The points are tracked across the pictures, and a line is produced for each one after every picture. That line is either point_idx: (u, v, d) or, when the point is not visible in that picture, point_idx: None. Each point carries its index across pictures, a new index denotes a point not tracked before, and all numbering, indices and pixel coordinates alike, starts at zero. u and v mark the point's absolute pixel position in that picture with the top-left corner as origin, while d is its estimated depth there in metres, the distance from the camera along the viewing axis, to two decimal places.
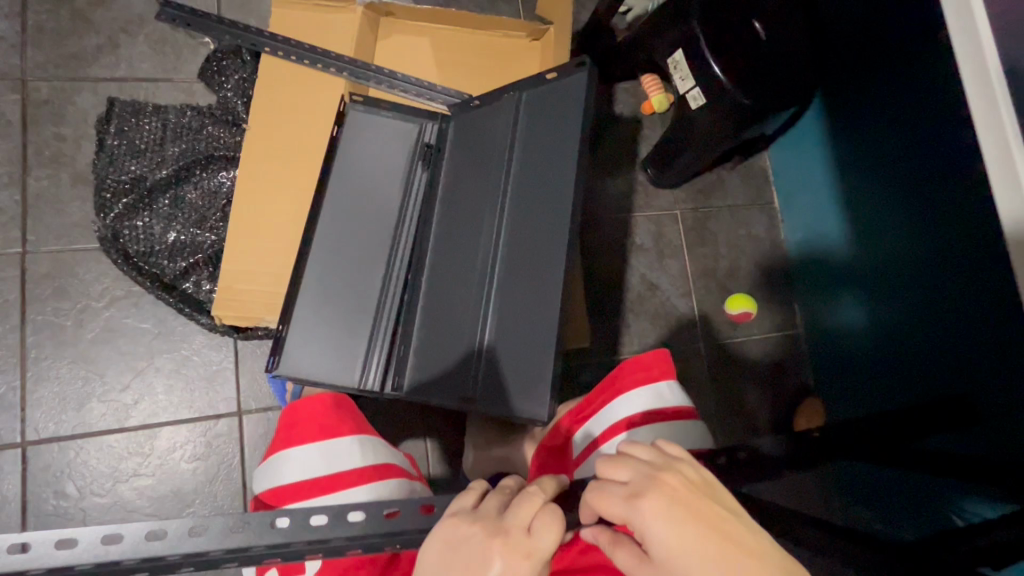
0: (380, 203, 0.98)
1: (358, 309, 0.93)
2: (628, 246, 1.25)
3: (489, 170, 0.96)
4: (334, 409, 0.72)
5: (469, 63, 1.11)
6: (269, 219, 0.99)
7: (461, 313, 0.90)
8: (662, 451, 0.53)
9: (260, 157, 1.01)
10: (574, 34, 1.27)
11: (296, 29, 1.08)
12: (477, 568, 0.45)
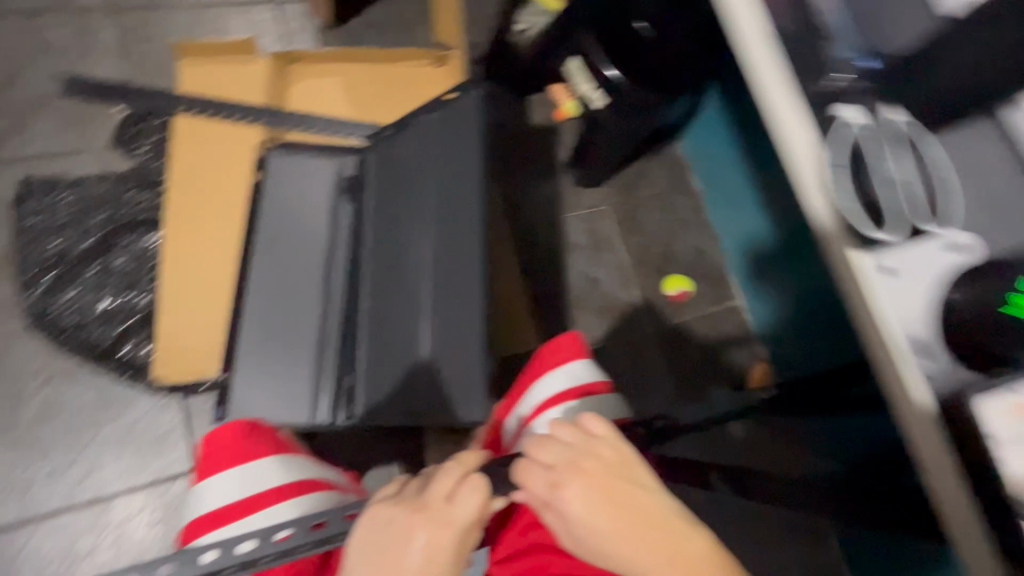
0: (308, 242, 0.99)
1: (300, 346, 0.95)
2: (562, 247, 1.31)
3: (407, 191, 0.95)
4: (251, 436, 0.69)
5: (381, 93, 1.13)
6: (198, 272, 1.00)
7: (399, 335, 0.91)
8: (586, 432, 0.51)
9: (182, 213, 1.02)
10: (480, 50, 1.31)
11: (207, 87, 1.10)
12: (400, 545, 0.50)
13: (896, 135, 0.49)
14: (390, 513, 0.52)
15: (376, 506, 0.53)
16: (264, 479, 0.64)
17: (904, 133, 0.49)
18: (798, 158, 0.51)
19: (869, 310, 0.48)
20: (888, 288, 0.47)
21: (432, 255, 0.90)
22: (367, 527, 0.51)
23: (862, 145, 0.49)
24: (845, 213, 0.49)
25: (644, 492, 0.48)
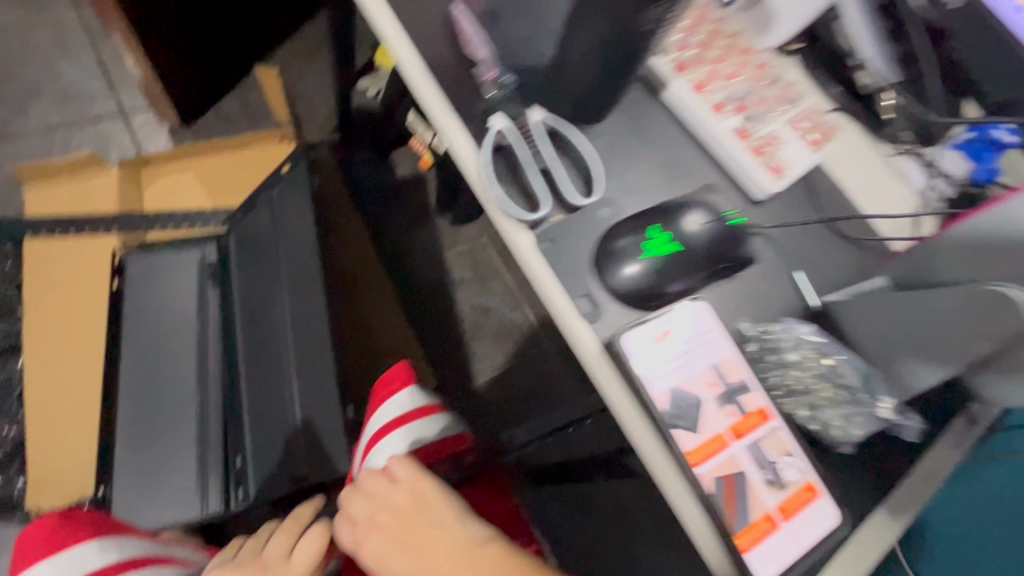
0: (173, 333, 0.93)
1: (168, 447, 0.87)
2: (448, 285, 1.25)
3: (268, 264, 0.93)
4: (71, 522, 0.60)
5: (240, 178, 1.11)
6: (60, 393, 0.96)
7: (269, 407, 0.88)
8: (383, 480, 0.47)
9: (45, 335, 0.99)
10: (322, 104, 1.26)
11: (54, 205, 1.07)
12: None
13: (534, 130, 0.43)
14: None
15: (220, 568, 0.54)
16: (86, 562, 0.57)
17: (547, 131, 0.43)
18: (466, 158, 0.43)
19: (557, 316, 0.39)
20: (552, 262, 0.40)
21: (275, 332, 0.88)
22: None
23: (508, 142, 0.42)
24: (495, 196, 0.40)
25: (440, 533, 0.44)
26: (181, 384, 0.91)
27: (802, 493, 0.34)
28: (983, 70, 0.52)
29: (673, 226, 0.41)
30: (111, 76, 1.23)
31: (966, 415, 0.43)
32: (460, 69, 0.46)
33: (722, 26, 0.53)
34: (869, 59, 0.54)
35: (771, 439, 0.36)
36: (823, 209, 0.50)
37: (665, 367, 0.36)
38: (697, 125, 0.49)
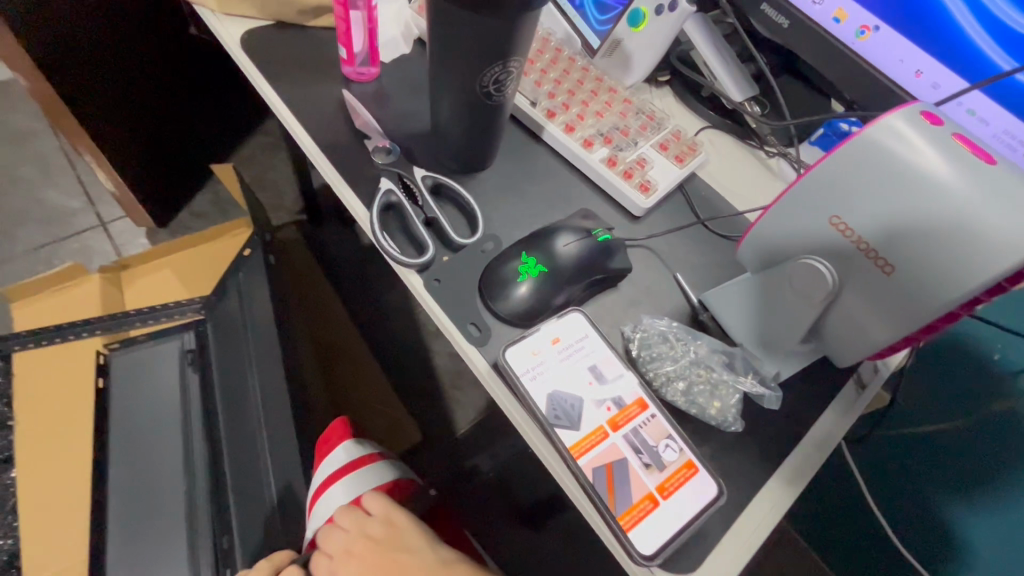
0: (140, 420, 0.84)
1: (141, 544, 0.76)
2: (424, 333, 1.16)
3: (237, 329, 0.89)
4: None
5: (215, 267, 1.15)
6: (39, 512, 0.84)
7: (248, 477, 0.79)
8: (358, 514, 0.52)
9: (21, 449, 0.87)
10: (284, 177, 1.30)
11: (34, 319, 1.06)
12: None
13: (419, 185, 0.49)
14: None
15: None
16: None
17: (429, 183, 0.50)
18: (357, 215, 0.48)
19: (447, 337, 0.44)
20: (440, 298, 0.45)
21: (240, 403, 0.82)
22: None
23: (396, 198, 0.48)
24: (386, 247, 0.46)
25: (412, 557, 0.50)
26: (159, 467, 0.81)
27: (682, 470, 0.38)
28: (832, 72, 0.58)
29: (545, 250, 0.46)
30: (92, 193, 1.30)
31: (856, 380, 0.48)
32: (353, 141, 0.52)
33: (587, 72, 0.60)
34: (721, 79, 0.61)
35: (650, 425, 0.39)
36: (700, 212, 0.54)
37: (547, 374, 0.40)
38: (573, 159, 0.55)
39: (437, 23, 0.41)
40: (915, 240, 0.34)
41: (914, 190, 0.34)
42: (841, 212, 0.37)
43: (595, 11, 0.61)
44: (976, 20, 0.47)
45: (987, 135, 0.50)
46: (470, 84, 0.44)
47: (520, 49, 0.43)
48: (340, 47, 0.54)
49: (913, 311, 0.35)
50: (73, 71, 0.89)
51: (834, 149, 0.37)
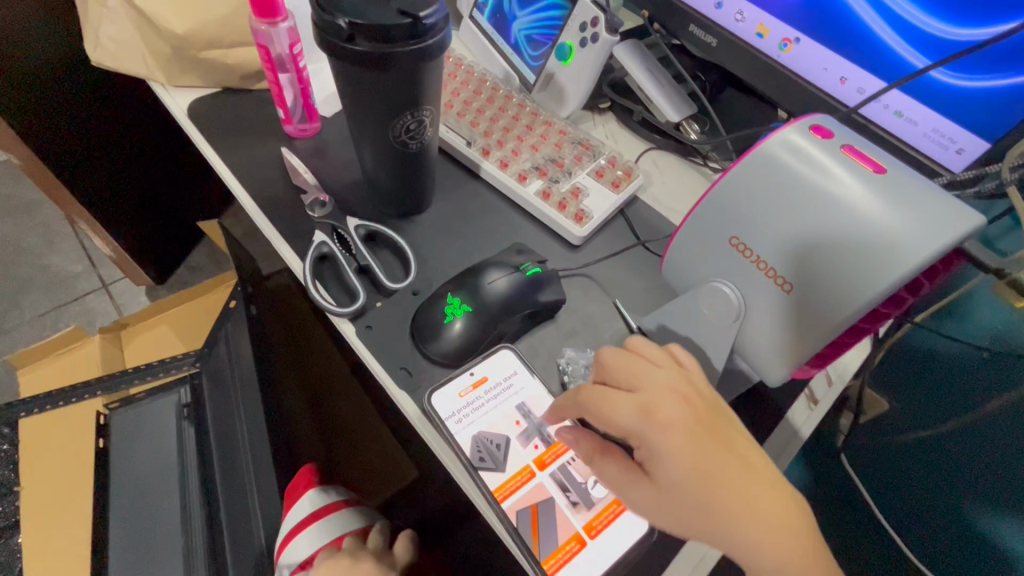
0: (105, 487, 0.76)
1: None
2: None
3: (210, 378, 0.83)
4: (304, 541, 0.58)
5: (208, 318, 1.04)
6: None
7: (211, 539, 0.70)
8: None
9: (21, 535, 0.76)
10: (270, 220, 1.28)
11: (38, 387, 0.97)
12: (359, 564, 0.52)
13: (352, 234, 0.51)
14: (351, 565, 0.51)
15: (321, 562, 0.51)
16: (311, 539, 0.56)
17: (362, 231, 0.51)
18: (295, 268, 0.50)
19: (380, 382, 0.45)
20: (371, 345, 0.46)
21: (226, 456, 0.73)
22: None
23: (329, 249, 0.49)
24: (318, 298, 0.47)
25: None
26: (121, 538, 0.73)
27: (675, 412, 0.32)
28: (767, 85, 0.57)
29: (472, 289, 0.46)
30: (94, 256, 1.28)
31: (807, 395, 0.47)
32: (293, 197, 0.54)
33: (523, 108, 0.61)
34: (653, 97, 0.62)
35: (614, 371, 0.35)
36: (640, 234, 0.54)
37: (474, 417, 0.42)
38: (509, 194, 0.56)
39: (343, 86, 0.42)
40: (808, 256, 0.35)
41: (836, 223, 0.34)
42: (739, 232, 0.38)
43: (529, 49, 0.62)
44: (887, 26, 0.47)
45: (917, 134, 0.49)
46: (385, 136, 0.46)
47: (428, 99, 0.44)
48: (277, 107, 0.56)
49: (814, 330, 0.35)
50: (72, 147, 0.88)
51: (732, 168, 0.38)
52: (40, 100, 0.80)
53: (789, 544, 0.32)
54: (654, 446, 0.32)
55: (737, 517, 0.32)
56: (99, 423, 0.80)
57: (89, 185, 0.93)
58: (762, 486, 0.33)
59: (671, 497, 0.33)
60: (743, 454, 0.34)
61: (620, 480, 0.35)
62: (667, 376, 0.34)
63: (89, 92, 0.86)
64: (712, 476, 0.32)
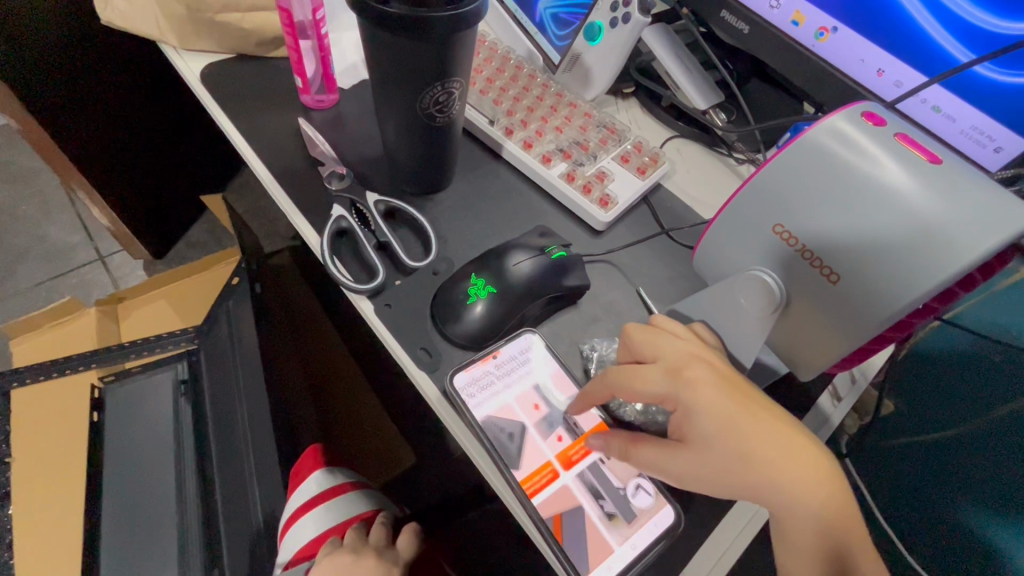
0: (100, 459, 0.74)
1: None
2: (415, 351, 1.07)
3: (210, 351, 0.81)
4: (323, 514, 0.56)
5: (210, 295, 1.02)
6: None
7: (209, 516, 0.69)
8: None
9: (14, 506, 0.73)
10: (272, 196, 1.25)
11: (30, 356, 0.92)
12: (346, 555, 0.50)
13: (371, 210, 0.49)
14: (352, 562, 0.49)
15: (319, 558, 0.50)
16: (322, 522, 0.55)
17: (383, 207, 0.50)
18: (310, 241, 0.48)
19: (397, 360, 0.44)
20: (390, 323, 0.45)
21: (224, 436, 0.71)
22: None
23: (347, 224, 0.48)
24: (336, 274, 0.45)
25: None
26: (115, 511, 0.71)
27: (701, 372, 0.34)
28: (800, 76, 0.56)
29: (496, 271, 0.44)
30: (91, 227, 1.24)
31: (830, 391, 0.46)
32: (310, 170, 0.52)
33: (548, 88, 0.59)
34: (680, 82, 0.60)
35: (637, 343, 0.37)
36: (664, 222, 0.53)
37: (502, 395, 0.42)
38: (533, 175, 0.55)
39: (371, 52, 0.41)
40: (852, 242, 0.34)
41: (881, 213, 0.33)
42: (784, 220, 0.37)
43: (554, 27, 0.60)
44: (933, 17, 0.45)
45: (954, 131, 0.48)
46: (411, 108, 0.44)
47: (458, 71, 0.42)
48: (296, 76, 0.55)
49: (861, 320, 0.35)
50: (74, 112, 0.85)
51: (778, 154, 0.37)
52: (45, 59, 0.77)
53: (823, 495, 0.32)
54: (686, 405, 0.34)
55: (773, 471, 0.32)
56: (93, 397, 0.75)
57: (89, 152, 0.90)
58: (793, 433, 0.33)
59: (706, 457, 0.33)
60: (770, 405, 0.34)
61: (657, 450, 0.35)
62: (690, 345, 0.37)
63: (92, 57, 0.83)
64: (743, 426, 0.33)
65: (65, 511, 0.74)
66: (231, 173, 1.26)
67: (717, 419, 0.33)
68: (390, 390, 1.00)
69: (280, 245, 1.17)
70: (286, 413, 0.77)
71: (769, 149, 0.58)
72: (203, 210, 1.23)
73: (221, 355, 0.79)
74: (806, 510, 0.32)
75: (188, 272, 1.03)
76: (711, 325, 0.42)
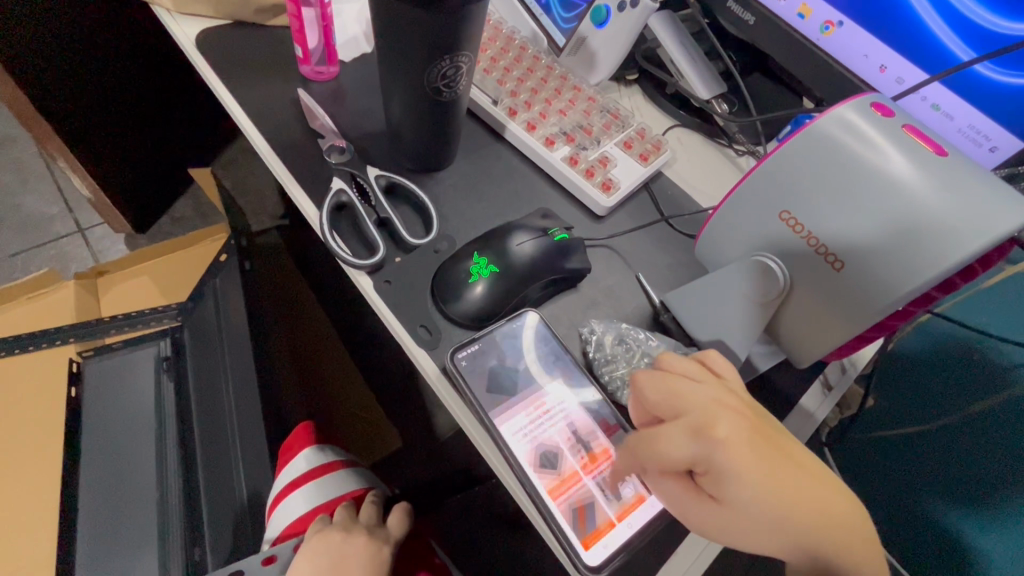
0: None
1: None
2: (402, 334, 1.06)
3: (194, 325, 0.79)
4: (314, 490, 0.56)
5: (196, 271, 1.00)
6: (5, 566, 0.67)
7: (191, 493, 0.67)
8: None
9: None
10: (260, 172, 1.22)
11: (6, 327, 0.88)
12: (336, 530, 0.50)
13: (372, 185, 0.49)
14: (343, 539, 0.49)
15: (310, 533, 0.49)
16: (314, 499, 0.55)
17: (384, 183, 0.50)
18: (309, 217, 0.48)
19: (394, 334, 0.44)
20: (389, 300, 0.44)
21: (207, 414, 0.69)
22: (310, 558, 0.47)
23: (347, 198, 0.48)
24: (335, 248, 0.45)
25: None
26: None
27: (734, 429, 0.30)
28: (801, 70, 0.57)
29: (498, 250, 0.44)
30: (70, 198, 1.20)
31: (822, 381, 0.47)
32: (308, 142, 0.51)
33: (552, 71, 0.59)
34: (684, 70, 0.60)
35: (653, 397, 0.33)
36: (664, 210, 0.53)
37: (490, 360, 0.42)
38: (535, 158, 0.54)
39: (381, 22, 0.40)
40: (884, 254, 0.33)
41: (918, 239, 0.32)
42: (791, 207, 0.38)
43: (559, 9, 0.59)
44: (938, 15, 0.46)
45: (951, 129, 0.48)
46: (418, 82, 0.43)
47: (467, 45, 0.42)
48: (296, 45, 0.53)
49: (868, 311, 0.35)
50: (58, 75, 0.81)
51: (778, 148, 0.38)
52: (28, 18, 0.73)
53: (843, 544, 0.32)
54: (718, 468, 0.30)
55: (803, 527, 0.31)
56: (71, 371, 0.71)
57: (72, 119, 0.87)
58: (820, 484, 0.32)
59: (737, 517, 0.31)
60: (797, 453, 0.32)
61: (685, 503, 0.33)
62: (710, 391, 0.33)
63: (77, 18, 0.80)
64: (778, 487, 0.30)
65: (42, 489, 0.72)
66: (219, 148, 1.23)
67: (751, 482, 0.30)
68: (377, 372, 0.99)
69: (268, 224, 1.14)
70: (273, 393, 0.76)
71: (768, 142, 0.59)
72: (188, 184, 1.19)
73: (202, 332, 0.76)
74: (832, 553, 0.32)
75: (173, 247, 0.99)
76: (709, 312, 0.43)
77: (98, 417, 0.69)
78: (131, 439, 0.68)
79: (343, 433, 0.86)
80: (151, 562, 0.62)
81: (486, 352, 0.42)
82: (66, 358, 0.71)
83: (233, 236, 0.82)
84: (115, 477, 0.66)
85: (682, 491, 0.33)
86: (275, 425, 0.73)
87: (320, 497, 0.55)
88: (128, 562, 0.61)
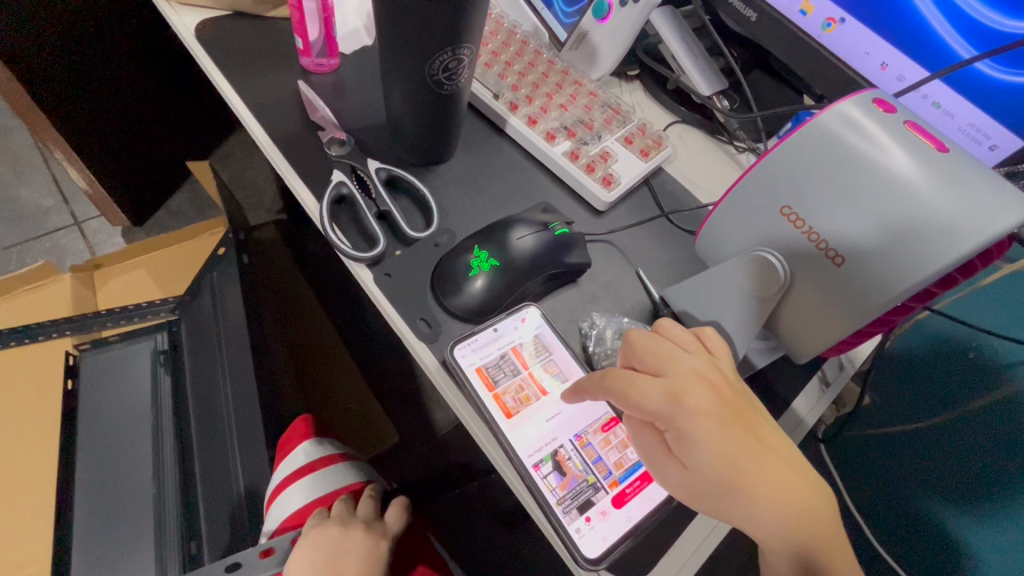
0: None
1: None
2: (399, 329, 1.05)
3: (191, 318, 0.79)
4: (310, 484, 0.56)
5: (193, 265, 0.99)
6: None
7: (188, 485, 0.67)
8: None
9: None
10: (258, 166, 1.21)
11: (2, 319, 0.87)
12: (333, 525, 0.49)
13: (373, 178, 0.49)
14: (342, 533, 0.49)
15: (308, 528, 0.49)
16: (310, 493, 0.55)
17: (385, 175, 0.49)
18: (309, 211, 0.47)
19: (395, 327, 0.44)
20: (389, 293, 0.44)
21: (203, 407, 0.69)
22: (308, 551, 0.47)
23: (348, 191, 0.47)
24: (335, 240, 0.45)
25: None
26: None
27: (704, 399, 0.31)
28: (802, 66, 0.57)
29: (499, 244, 0.44)
30: (67, 191, 1.19)
31: (819, 377, 0.48)
32: (309, 135, 0.51)
33: (553, 65, 0.58)
34: (685, 66, 0.59)
35: (639, 355, 0.34)
36: (664, 206, 0.53)
37: (486, 349, 0.42)
38: (535, 152, 0.54)
39: (382, 15, 0.40)
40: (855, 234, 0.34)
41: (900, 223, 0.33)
42: (792, 202, 0.38)
43: (561, 4, 0.59)
44: (940, 12, 0.46)
45: (951, 127, 0.48)
46: (420, 74, 0.43)
47: (470, 36, 0.41)
48: (296, 37, 0.53)
49: (865, 303, 0.35)
50: (54, 66, 0.81)
51: (778, 143, 0.38)
52: (25, 9, 0.73)
53: (801, 530, 0.31)
54: (683, 432, 0.31)
55: (757, 507, 0.31)
56: (68, 364, 0.71)
57: (69, 112, 0.87)
58: (786, 468, 0.31)
59: (697, 481, 0.32)
60: (769, 436, 0.32)
61: (653, 457, 0.34)
62: (694, 360, 0.33)
63: (74, 11, 0.80)
64: (739, 461, 0.30)
65: (37, 481, 0.72)
66: (216, 141, 1.22)
67: (712, 450, 0.30)
68: (374, 367, 0.98)
69: (265, 219, 1.14)
70: (271, 388, 0.76)
71: (769, 139, 0.58)
72: (186, 178, 1.19)
73: (198, 325, 0.76)
74: (783, 541, 0.32)
75: (169, 241, 0.98)
76: (707, 308, 0.43)
77: (93, 410, 0.69)
78: (128, 432, 0.68)
79: (340, 427, 0.85)
80: (146, 555, 0.62)
81: (490, 347, 0.43)
82: (63, 352, 0.71)
83: (231, 229, 0.81)
84: (112, 470, 0.65)
85: (652, 447, 0.34)
86: (273, 419, 0.73)
87: (315, 493, 0.55)
88: (125, 553, 0.61)
